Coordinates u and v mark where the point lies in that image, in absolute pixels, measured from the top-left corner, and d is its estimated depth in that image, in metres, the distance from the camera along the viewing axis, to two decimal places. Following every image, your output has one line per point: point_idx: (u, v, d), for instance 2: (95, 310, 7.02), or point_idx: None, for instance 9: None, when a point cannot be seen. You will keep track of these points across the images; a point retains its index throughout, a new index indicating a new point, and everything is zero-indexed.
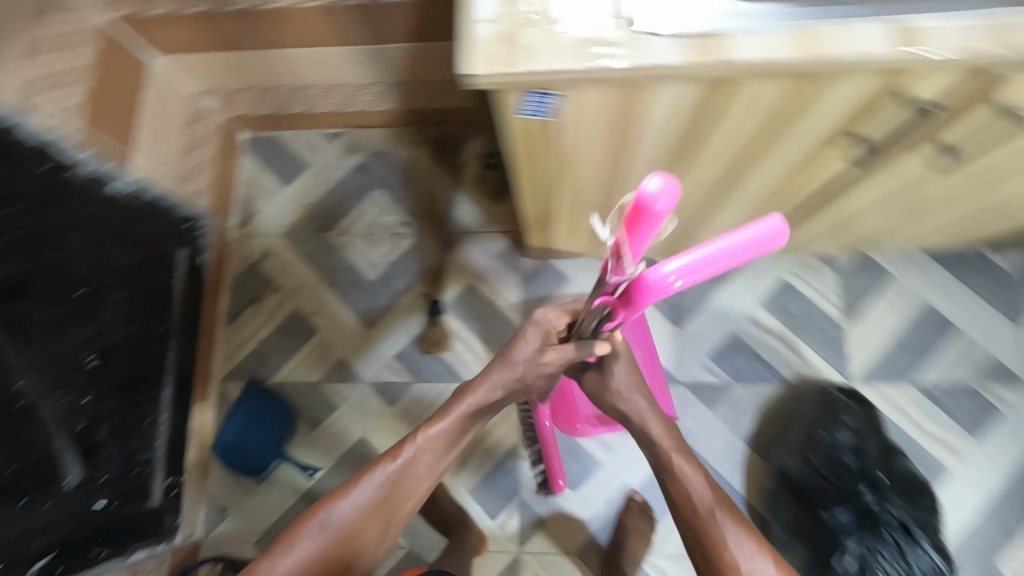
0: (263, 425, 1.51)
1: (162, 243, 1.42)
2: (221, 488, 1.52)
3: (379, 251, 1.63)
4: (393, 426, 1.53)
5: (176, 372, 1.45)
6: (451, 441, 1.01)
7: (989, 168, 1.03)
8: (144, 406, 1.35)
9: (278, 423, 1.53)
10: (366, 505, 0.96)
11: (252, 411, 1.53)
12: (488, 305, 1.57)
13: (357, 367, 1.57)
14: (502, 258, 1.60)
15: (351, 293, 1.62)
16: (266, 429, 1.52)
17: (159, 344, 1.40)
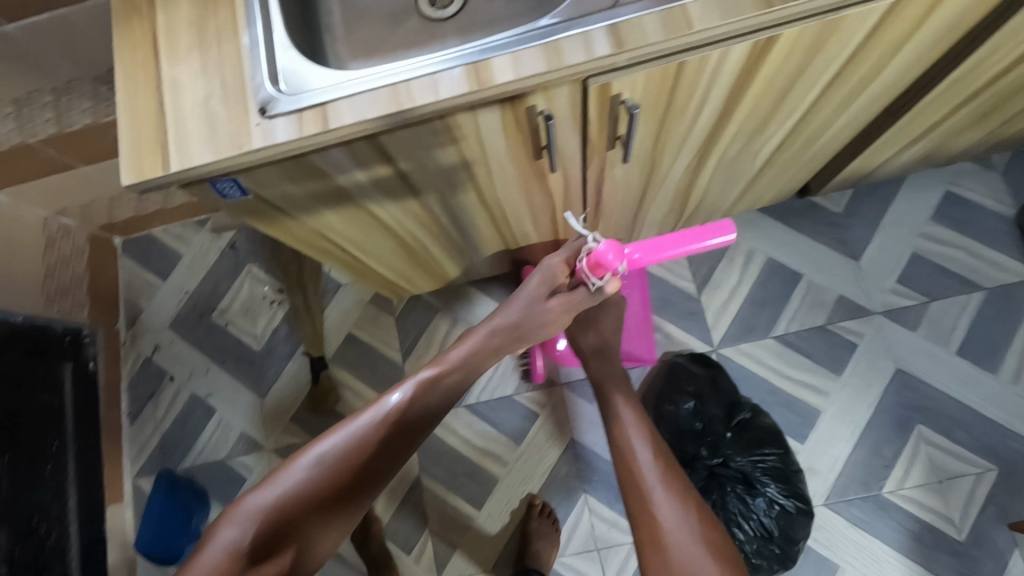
0: (188, 510, 1.58)
1: (45, 362, 1.48)
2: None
3: (261, 322, 1.71)
4: None
5: (80, 481, 1.51)
6: (473, 365, 0.92)
7: (749, 157, 1.08)
8: (49, 520, 1.40)
9: (199, 504, 1.59)
10: (371, 425, 0.83)
11: (173, 498, 1.58)
12: (369, 350, 1.64)
13: (257, 435, 1.63)
14: (377, 303, 1.67)
15: (242, 367, 1.68)
16: (191, 513, 1.58)
17: (56, 457, 1.46)
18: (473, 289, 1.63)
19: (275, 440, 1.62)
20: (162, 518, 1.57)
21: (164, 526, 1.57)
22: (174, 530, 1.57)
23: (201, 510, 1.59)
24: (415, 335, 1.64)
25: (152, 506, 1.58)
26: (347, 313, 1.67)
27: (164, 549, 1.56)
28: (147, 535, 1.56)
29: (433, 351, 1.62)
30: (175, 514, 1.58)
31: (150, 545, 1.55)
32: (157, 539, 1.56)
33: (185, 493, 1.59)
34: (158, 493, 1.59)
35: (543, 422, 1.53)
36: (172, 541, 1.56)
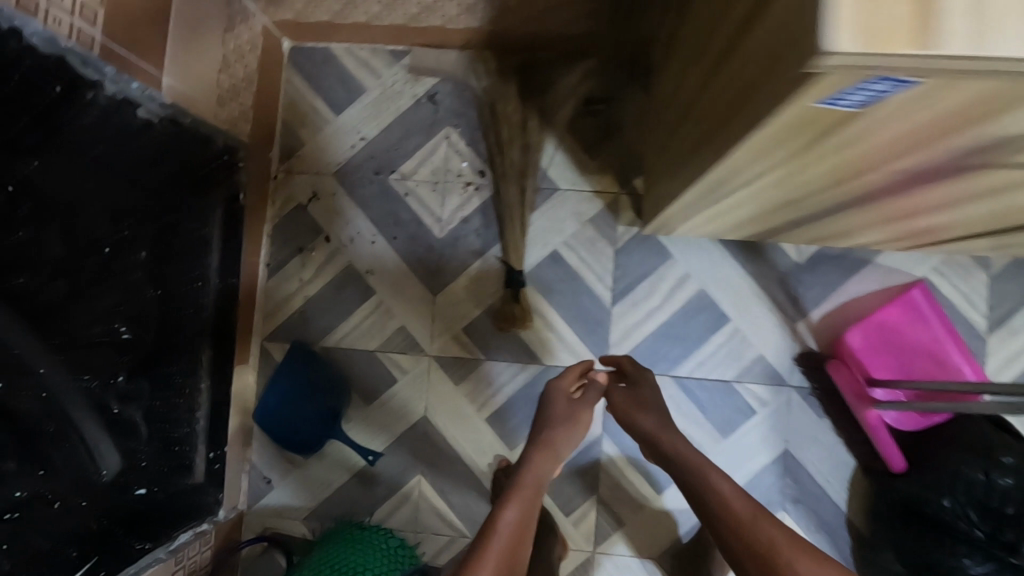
0: (319, 392, 1.36)
1: (196, 178, 1.14)
2: (265, 456, 1.39)
3: (450, 204, 1.39)
4: (455, 403, 1.37)
5: (217, 334, 1.25)
6: (523, 497, 1.00)
7: None
8: (179, 375, 1.14)
9: (333, 390, 1.36)
10: (532, 495, 1.01)
11: (306, 374, 1.37)
12: (576, 278, 1.36)
13: (420, 336, 1.38)
14: (598, 225, 1.36)
15: (416, 251, 1.39)
16: (321, 397, 1.36)
17: (192, 301, 1.17)
18: (721, 245, 1.33)
19: (439, 349, 1.37)
20: (289, 393, 1.37)
21: (291, 404, 1.36)
22: (301, 411, 1.36)
23: (331, 396, 1.36)
24: (635, 278, 1.35)
25: (280, 379, 1.37)
26: (560, 226, 1.36)
27: (288, 430, 1.36)
28: (271, 410, 1.36)
29: (652, 302, 1.34)
30: (305, 392, 1.37)
31: (273, 422, 1.36)
32: (281, 416, 1.36)
33: (318, 372, 1.37)
34: (288, 365, 1.37)
35: (760, 423, 1.31)
36: (298, 423, 1.35)
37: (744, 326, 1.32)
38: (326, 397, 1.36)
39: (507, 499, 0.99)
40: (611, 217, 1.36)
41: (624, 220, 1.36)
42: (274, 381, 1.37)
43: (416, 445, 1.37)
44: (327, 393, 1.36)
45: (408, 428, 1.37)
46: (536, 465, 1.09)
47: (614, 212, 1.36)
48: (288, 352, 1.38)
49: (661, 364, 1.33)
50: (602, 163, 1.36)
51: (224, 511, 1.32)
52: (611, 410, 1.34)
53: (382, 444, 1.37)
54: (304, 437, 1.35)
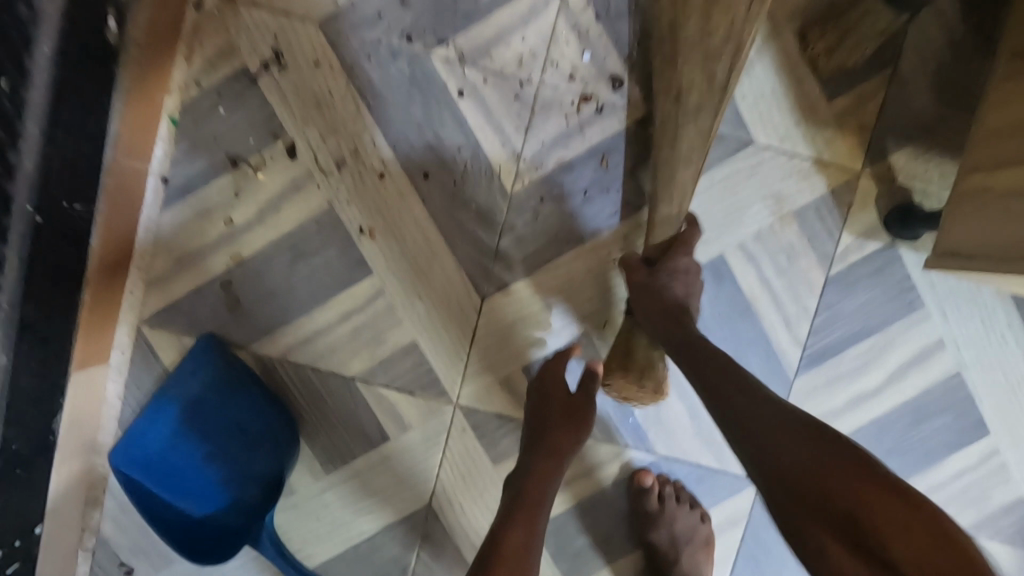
0: (252, 446, 0.75)
1: None
2: (125, 531, 0.76)
3: (538, 131, 0.72)
4: (483, 495, 0.76)
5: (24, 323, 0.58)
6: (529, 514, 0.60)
7: None
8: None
9: (274, 448, 0.74)
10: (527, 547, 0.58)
11: (232, 409, 0.74)
12: (743, 315, 0.74)
13: (441, 367, 0.75)
14: (806, 223, 0.73)
15: (461, 208, 0.72)
16: (255, 455, 0.75)
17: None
18: (1012, 304, 0.74)
19: (473, 395, 0.75)
20: (196, 435, 0.74)
21: (195, 456, 0.74)
22: (212, 472, 0.75)
23: (271, 457, 0.75)
24: (847, 332, 0.75)
25: (182, 406, 0.74)
26: (739, 214, 0.73)
27: (179, 500, 0.74)
28: (153, 458, 0.73)
29: (866, 382, 0.75)
30: (225, 438, 0.75)
31: (151, 481, 0.73)
32: (170, 472, 0.74)
33: (254, 410, 0.74)
34: (201, 385, 0.74)
35: None
36: (203, 492, 0.75)
37: (1009, 449, 0.76)
38: (263, 455, 0.75)
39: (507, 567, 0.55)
40: (833, 216, 0.73)
41: (855, 224, 0.73)
42: (168, 407, 0.73)
43: (404, 554, 0.77)
44: (265, 450, 0.75)
45: (395, 525, 0.77)
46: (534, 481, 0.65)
47: (841, 207, 0.73)
48: (202, 363, 0.73)
49: None
50: (842, 110, 0.72)
51: None
52: (749, 550, 0.78)
53: (342, 547, 0.77)
54: (206, 520, 0.74)
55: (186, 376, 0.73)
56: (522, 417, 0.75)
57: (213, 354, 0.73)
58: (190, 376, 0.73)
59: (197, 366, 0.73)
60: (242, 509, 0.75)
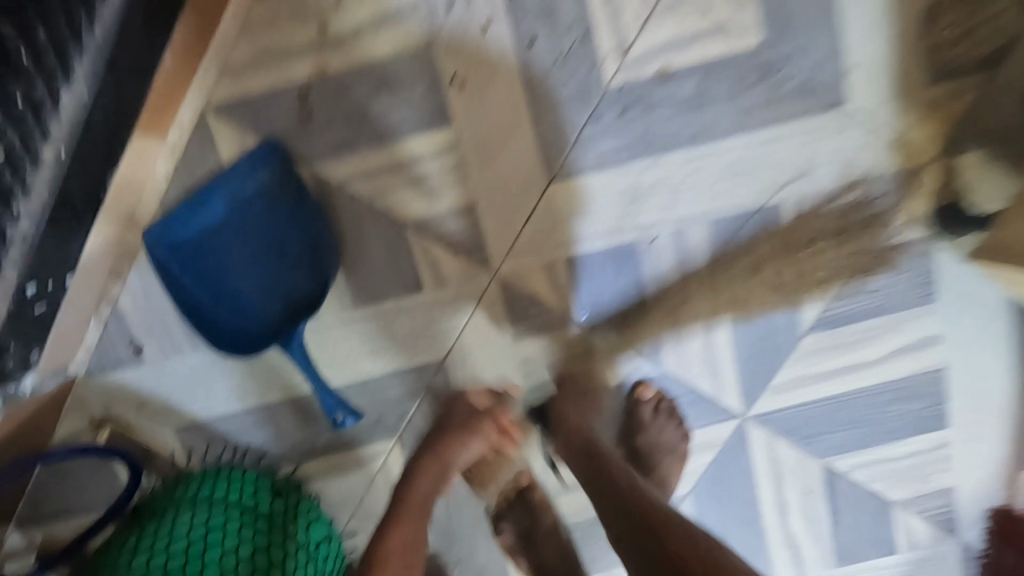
0: (288, 263, 0.76)
1: None
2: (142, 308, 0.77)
3: (653, 31, 0.71)
4: (497, 365, 0.81)
5: (108, 68, 0.59)
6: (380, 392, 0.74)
7: None
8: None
9: (311, 269, 0.76)
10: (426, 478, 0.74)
11: (278, 222, 0.74)
12: (779, 267, 0.79)
13: (490, 236, 0.76)
14: (862, 197, 0.77)
15: (554, 89, 0.73)
16: (288, 272, 0.76)
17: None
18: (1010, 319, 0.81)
19: (512, 271, 0.77)
20: (236, 236, 0.74)
21: (228, 257, 0.75)
22: (240, 277, 0.75)
23: (306, 278, 0.76)
24: (864, 308, 0.81)
25: (230, 203, 0.73)
26: (809, 170, 0.76)
27: (203, 294, 0.75)
28: (188, 245, 0.74)
29: (862, 354, 0.82)
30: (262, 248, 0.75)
31: (181, 266, 0.74)
32: (201, 264, 0.74)
33: (300, 227, 0.75)
34: (252, 188, 0.73)
35: (890, 565, 0.90)
36: (226, 293, 0.75)
37: (957, 443, 0.85)
38: (296, 272, 0.76)
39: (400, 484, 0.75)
40: (890, 197, 0.77)
41: (906, 211, 0.77)
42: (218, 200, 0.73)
43: (405, 401, 0.81)
44: (301, 270, 0.76)
45: (402, 374, 0.80)
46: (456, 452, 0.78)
47: (900, 192, 0.77)
48: (260, 165, 0.72)
49: (820, 442, 0.85)
50: (934, 100, 0.74)
51: (33, 381, 0.71)
52: (713, 473, 0.86)
53: (349, 379, 0.80)
54: (226, 319, 0.76)
55: (240, 174, 0.73)
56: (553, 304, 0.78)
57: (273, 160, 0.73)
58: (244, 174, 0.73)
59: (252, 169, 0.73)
60: (262, 318, 0.76)
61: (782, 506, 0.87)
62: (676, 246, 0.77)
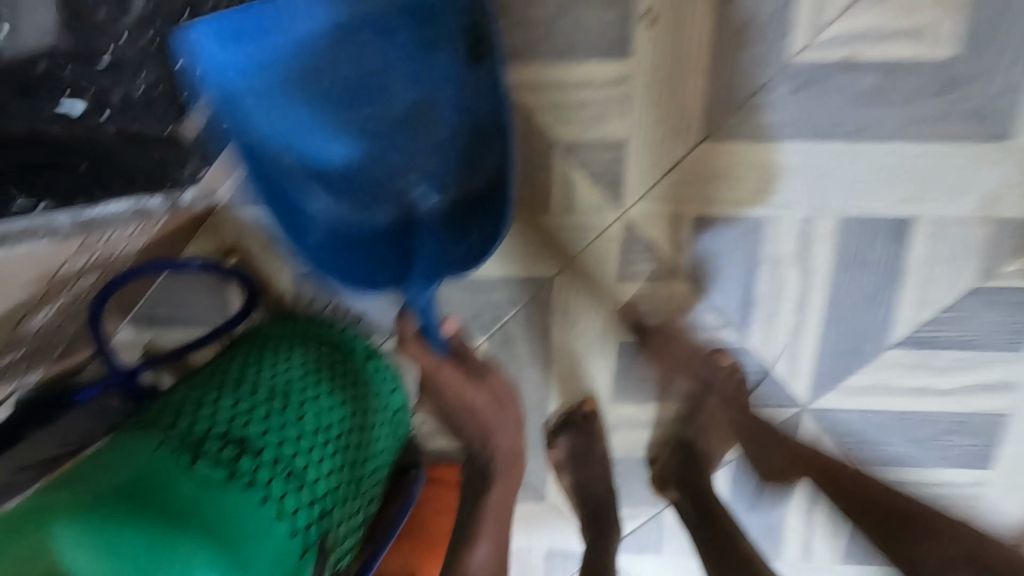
0: (419, 147, 0.69)
1: None
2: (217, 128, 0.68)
3: (854, 17, 0.72)
4: (597, 295, 0.85)
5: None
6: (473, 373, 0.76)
7: None
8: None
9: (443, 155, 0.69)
10: (502, 472, 0.78)
11: (419, 82, 0.66)
12: (891, 277, 0.81)
13: (633, 174, 0.79)
14: (994, 233, 0.78)
15: (738, 49, 0.74)
16: (416, 163, 0.70)
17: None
18: None
19: (642, 214, 0.81)
20: (360, 89, 0.66)
21: (325, 116, 0.67)
22: (349, 143, 0.69)
23: (435, 181, 0.71)
24: (955, 337, 0.83)
25: (354, 39, 0.64)
26: (952, 194, 0.77)
27: (293, 151, 0.68)
28: (285, 87, 0.64)
29: (936, 382, 0.86)
30: (384, 117, 0.68)
31: (274, 107, 0.65)
32: (302, 119, 0.66)
33: (438, 98, 0.67)
34: (410, 33, 0.64)
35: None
36: (330, 160, 0.69)
37: (992, 485, 0.90)
38: (422, 171, 0.71)
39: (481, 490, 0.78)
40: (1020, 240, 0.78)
41: None
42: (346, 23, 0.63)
43: (505, 305, 0.87)
44: (429, 168, 0.70)
45: (509, 279, 0.85)
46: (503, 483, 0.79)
47: None
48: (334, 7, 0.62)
49: (867, 448, 0.90)
50: None
51: (193, 194, 0.76)
52: None
53: (460, 272, 0.86)
54: (329, 202, 0.72)
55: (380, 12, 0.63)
56: (668, 254, 0.83)
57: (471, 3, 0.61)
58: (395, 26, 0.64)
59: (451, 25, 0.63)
60: (370, 208, 0.72)
61: (811, 495, 0.93)
62: (801, 231, 0.80)
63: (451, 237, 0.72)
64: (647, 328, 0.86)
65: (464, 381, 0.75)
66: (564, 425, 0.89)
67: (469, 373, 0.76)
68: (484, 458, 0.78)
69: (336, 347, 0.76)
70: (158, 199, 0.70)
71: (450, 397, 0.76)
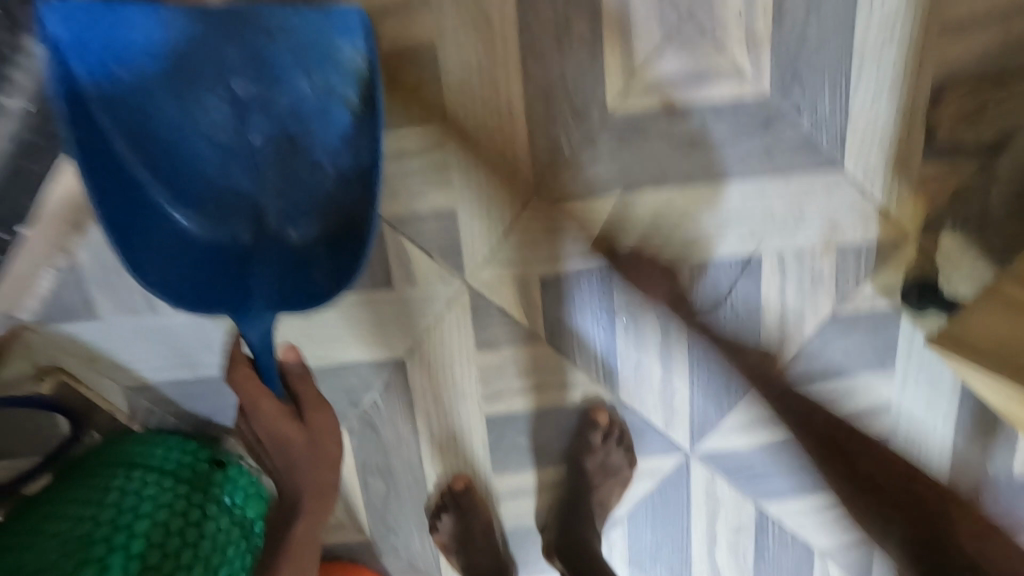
0: (278, 179, 0.63)
1: None
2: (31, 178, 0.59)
3: (663, 62, 0.69)
4: (456, 368, 0.80)
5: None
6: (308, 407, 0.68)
7: None
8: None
9: (321, 206, 0.64)
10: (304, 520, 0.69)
11: (291, 113, 0.62)
12: (749, 313, 0.79)
13: (469, 242, 0.75)
14: (841, 259, 0.77)
15: (553, 103, 0.70)
16: (276, 192, 0.64)
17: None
18: (958, 396, 0.82)
19: (486, 281, 0.77)
20: (239, 108, 0.61)
21: (201, 132, 0.60)
22: (209, 148, 0.61)
23: (298, 212, 0.64)
24: (822, 365, 0.82)
25: (239, 65, 0.60)
26: (792, 227, 0.75)
27: (146, 135, 0.59)
28: (153, 79, 0.58)
29: (810, 411, 0.84)
30: (249, 141, 0.62)
31: (139, 92, 0.58)
32: (165, 120, 0.59)
33: (331, 143, 0.63)
34: (302, 70, 0.61)
35: None
36: (184, 142, 0.60)
37: None
38: (280, 201, 0.64)
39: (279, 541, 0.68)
40: (867, 265, 0.77)
41: (881, 279, 0.78)
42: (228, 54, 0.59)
43: (361, 391, 0.81)
44: (289, 200, 0.64)
45: (361, 363, 0.80)
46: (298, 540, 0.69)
47: (878, 261, 0.77)
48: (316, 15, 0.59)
49: (758, 482, 0.87)
50: (927, 177, 0.74)
51: None
52: (652, 499, 0.88)
53: (308, 363, 0.80)
54: (175, 214, 0.62)
55: (244, 61, 0.59)
56: (521, 319, 0.78)
57: (370, 62, 0.60)
58: (292, 43, 0.60)
59: (349, 75, 0.61)
60: (218, 222, 0.63)
61: (712, 538, 0.90)
62: (652, 280, 0.77)
63: (291, 275, 0.65)
64: (514, 395, 0.82)
65: (283, 425, 0.65)
66: (440, 505, 0.85)
67: (296, 419, 0.67)
68: (290, 497, 0.69)
69: (179, 481, 0.74)
70: None
71: (263, 431, 0.65)
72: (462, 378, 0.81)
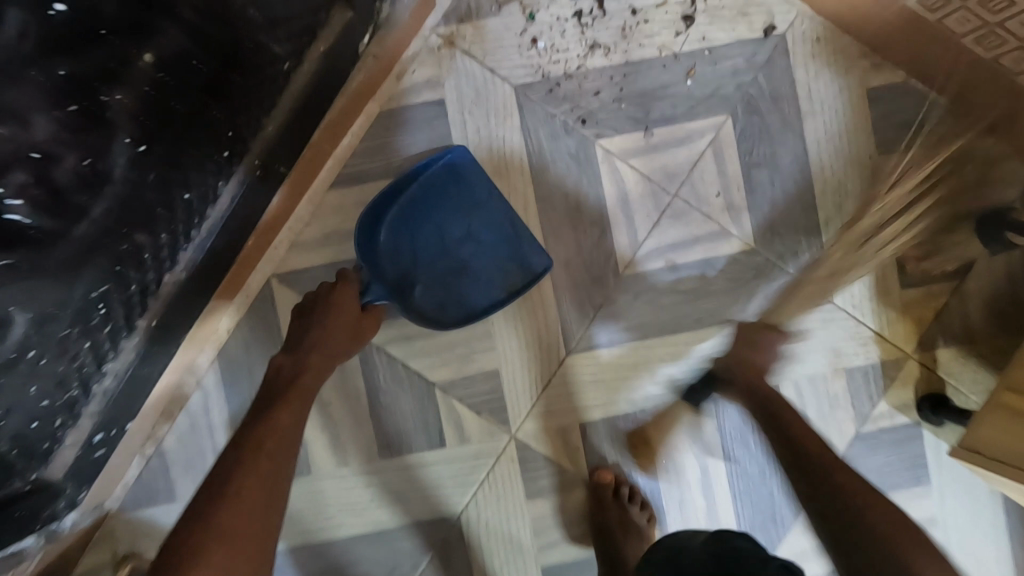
0: (440, 276, 0.81)
1: (267, 43, 0.58)
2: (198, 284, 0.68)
3: (661, 232, 0.83)
4: (507, 520, 0.84)
5: (200, 258, 0.68)
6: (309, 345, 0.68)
7: None
8: (99, 301, 0.56)
9: (445, 297, 0.82)
10: (279, 433, 0.59)
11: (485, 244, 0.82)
12: None
13: (511, 397, 0.84)
14: (852, 381, 0.84)
15: (574, 273, 0.83)
16: (435, 275, 0.81)
17: (190, 177, 0.58)
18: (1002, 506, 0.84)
19: (530, 433, 0.84)
20: (479, 230, 0.81)
21: (463, 213, 0.81)
22: (439, 235, 0.81)
23: (428, 296, 0.81)
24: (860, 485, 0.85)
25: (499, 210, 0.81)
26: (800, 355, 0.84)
27: (446, 184, 0.81)
28: (484, 184, 0.81)
29: None
30: (444, 244, 0.81)
31: (450, 200, 0.81)
32: (467, 181, 0.81)
33: (474, 273, 0.82)
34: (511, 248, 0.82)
35: None
36: (445, 201, 0.81)
37: None
38: (432, 280, 0.81)
39: (244, 456, 0.56)
40: (877, 383, 0.84)
41: (894, 396, 0.84)
42: (495, 209, 0.81)
43: (418, 552, 0.84)
44: (432, 287, 0.81)
45: (417, 523, 0.84)
46: (224, 518, 0.51)
47: (886, 380, 0.84)
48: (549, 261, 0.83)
49: None
50: (909, 301, 0.84)
51: (76, 517, 0.75)
52: None
53: (368, 527, 0.84)
54: (387, 236, 0.80)
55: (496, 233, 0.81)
56: (566, 464, 0.84)
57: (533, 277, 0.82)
58: (523, 232, 0.81)
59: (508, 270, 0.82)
60: (394, 258, 0.80)
61: None
62: (682, 417, 0.84)
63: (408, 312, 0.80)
64: (565, 542, 0.84)
65: (342, 302, 0.72)
66: None
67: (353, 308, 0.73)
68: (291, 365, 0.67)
69: None
70: (36, 537, 0.70)
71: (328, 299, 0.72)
72: (514, 530, 0.84)
